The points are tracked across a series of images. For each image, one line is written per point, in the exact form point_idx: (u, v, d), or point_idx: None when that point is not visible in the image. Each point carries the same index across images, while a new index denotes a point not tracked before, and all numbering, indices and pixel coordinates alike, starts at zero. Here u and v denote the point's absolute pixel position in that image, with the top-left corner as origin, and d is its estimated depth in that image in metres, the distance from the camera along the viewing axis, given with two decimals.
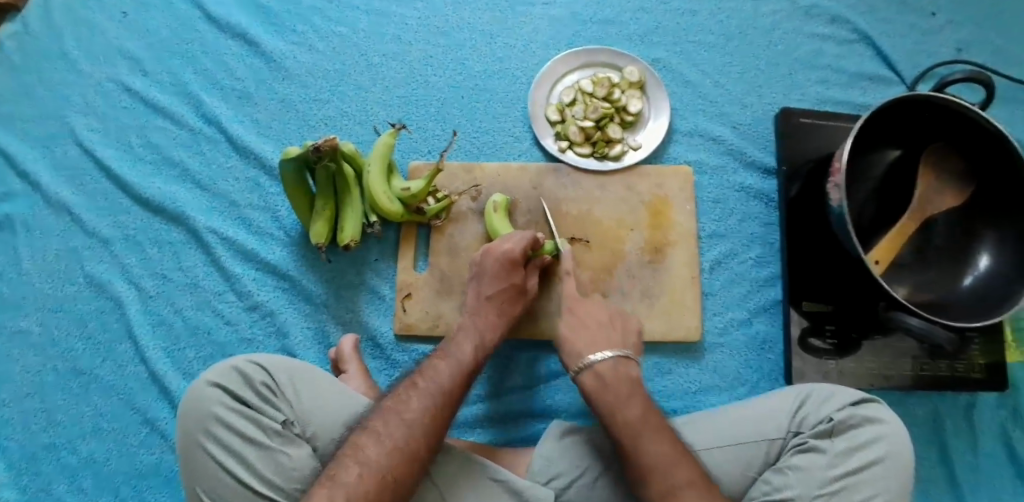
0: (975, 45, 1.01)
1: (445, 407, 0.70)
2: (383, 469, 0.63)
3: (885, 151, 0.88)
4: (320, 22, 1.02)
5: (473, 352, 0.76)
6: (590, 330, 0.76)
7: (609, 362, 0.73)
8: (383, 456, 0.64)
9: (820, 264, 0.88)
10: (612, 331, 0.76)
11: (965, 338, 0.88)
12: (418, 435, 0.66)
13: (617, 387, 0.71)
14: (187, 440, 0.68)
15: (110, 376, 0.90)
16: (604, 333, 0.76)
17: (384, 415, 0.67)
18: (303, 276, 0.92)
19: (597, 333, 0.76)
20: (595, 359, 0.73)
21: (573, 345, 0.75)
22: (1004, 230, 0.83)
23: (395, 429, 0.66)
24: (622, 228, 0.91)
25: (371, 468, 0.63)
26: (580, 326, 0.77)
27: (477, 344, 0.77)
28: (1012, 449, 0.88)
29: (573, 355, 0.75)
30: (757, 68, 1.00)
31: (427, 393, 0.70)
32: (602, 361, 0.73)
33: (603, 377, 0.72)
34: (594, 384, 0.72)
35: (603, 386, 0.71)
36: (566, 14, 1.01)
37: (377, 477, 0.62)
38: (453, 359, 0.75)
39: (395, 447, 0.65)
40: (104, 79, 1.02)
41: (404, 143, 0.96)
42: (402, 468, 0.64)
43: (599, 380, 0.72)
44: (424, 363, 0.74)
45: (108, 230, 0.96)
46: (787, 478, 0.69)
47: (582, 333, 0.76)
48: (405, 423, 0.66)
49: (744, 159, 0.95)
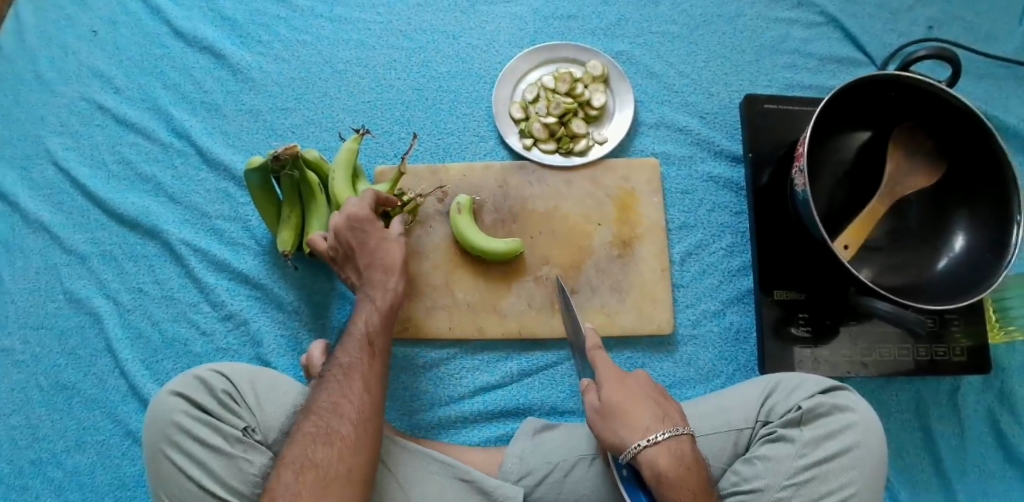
0: (945, 22, 0.99)
1: (365, 370, 0.70)
2: (332, 430, 0.64)
3: (854, 134, 0.86)
4: (286, 31, 1.02)
5: (378, 321, 0.76)
6: (648, 402, 0.65)
7: (682, 440, 0.63)
8: (321, 423, 0.65)
9: (790, 251, 0.87)
10: (669, 405, 0.66)
11: (945, 320, 0.85)
12: (354, 400, 0.67)
13: (697, 472, 0.62)
14: (150, 448, 0.69)
15: (90, 390, 0.90)
16: (663, 407, 0.65)
17: (320, 389, 0.68)
18: (274, 284, 0.92)
19: (659, 408, 0.65)
20: (665, 436, 0.62)
21: (635, 419, 0.63)
22: (979, 208, 0.81)
23: (325, 400, 0.67)
24: (590, 223, 0.90)
25: (321, 432, 0.64)
26: (630, 396, 0.65)
27: (379, 311, 0.76)
28: (1000, 432, 0.86)
29: (634, 431, 0.63)
30: (723, 57, 0.99)
31: (338, 364, 0.70)
32: (673, 438, 0.62)
33: (679, 456, 0.62)
34: (671, 465, 0.61)
35: (682, 468, 0.61)
36: (528, 11, 1.01)
37: (322, 442, 0.63)
38: (353, 336, 0.73)
39: (330, 412, 0.66)
40: (77, 98, 1.01)
41: (370, 147, 0.96)
42: (344, 423, 0.65)
43: (676, 461, 0.62)
44: (336, 344, 0.73)
45: (83, 247, 0.95)
46: (756, 468, 0.68)
47: (639, 402, 0.65)
48: (332, 391, 0.67)
49: (712, 148, 0.95)
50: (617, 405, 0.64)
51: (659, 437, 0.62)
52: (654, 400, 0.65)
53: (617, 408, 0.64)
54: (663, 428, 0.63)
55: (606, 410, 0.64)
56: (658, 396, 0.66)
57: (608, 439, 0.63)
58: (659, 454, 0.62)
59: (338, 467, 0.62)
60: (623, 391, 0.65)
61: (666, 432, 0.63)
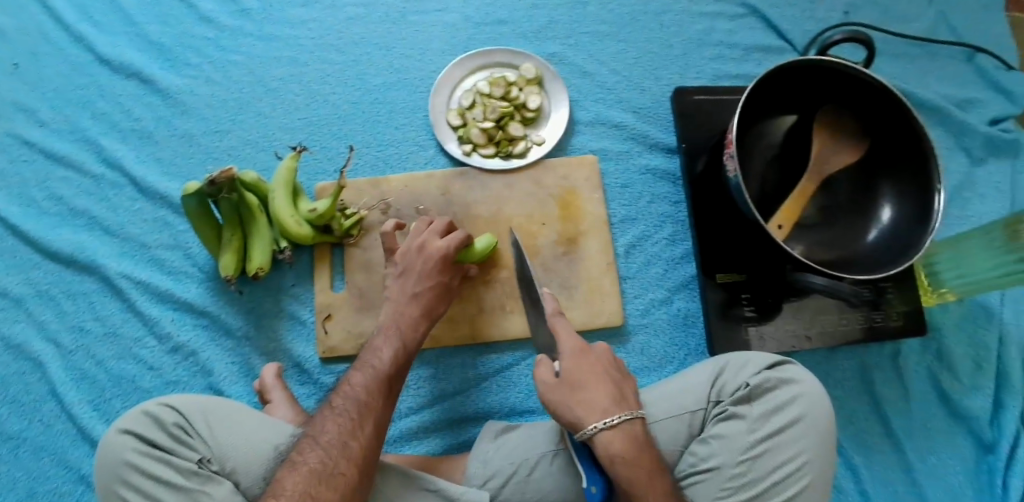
0: (859, 6, 1.04)
1: (378, 415, 0.71)
2: (336, 470, 0.65)
3: (781, 117, 0.89)
4: (216, 53, 1.01)
5: (392, 358, 0.75)
6: (603, 381, 0.66)
7: (636, 422, 0.64)
8: (329, 462, 0.65)
9: (729, 234, 0.89)
10: (625, 387, 0.67)
11: (879, 289, 0.89)
12: (363, 442, 0.68)
13: (648, 451, 0.64)
14: (107, 488, 0.68)
15: (36, 437, 0.87)
16: (620, 389, 0.66)
17: (328, 424, 0.69)
18: (221, 310, 0.91)
19: (616, 390, 0.66)
20: (620, 419, 0.63)
21: (592, 399, 0.64)
22: (901, 180, 0.85)
23: (335, 437, 0.67)
24: (535, 223, 0.91)
25: (325, 471, 0.65)
26: (589, 370, 0.66)
27: (391, 348, 0.76)
28: (942, 390, 0.90)
29: (591, 412, 0.63)
30: (652, 52, 1.02)
31: (353, 399, 0.71)
32: (628, 422, 0.64)
33: (632, 438, 0.63)
34: (624, 447, 0.62)
35: (634, 448, 0.63)
36: (459, 18, 1.02)
37: (326, 482, 0.64)
38: (368, 369, 0.74)
39: (339, 451, 0.66)
40: (0, 134, 0.98)
41: (308, 164, 0.96)
42: (349, 465, 0.66)
43: (628, 441, 0.63)
44: (347, 379, 0.73)
45: (19, 289, 0.92)
46: (712, 447, 0.70)
47: (596, 381, 0.65)
48: (343, 430, 0.68)
49: (648, 141, 0.97)
50: (574, 380, 0.65)
51: (615, 420, 0.63)
52: (613, 379, 0.66)
53: (575, 383, 0.64)
54: (620, 412, 0.64)
55: (567, 382, 0.65)
56: (616, 377, 0.67)
57: (563, 416, 0.64)
58: (613, 438, 0.62)
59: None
60: (584, 368, 0.66)
61: (622, 415, 0.63)
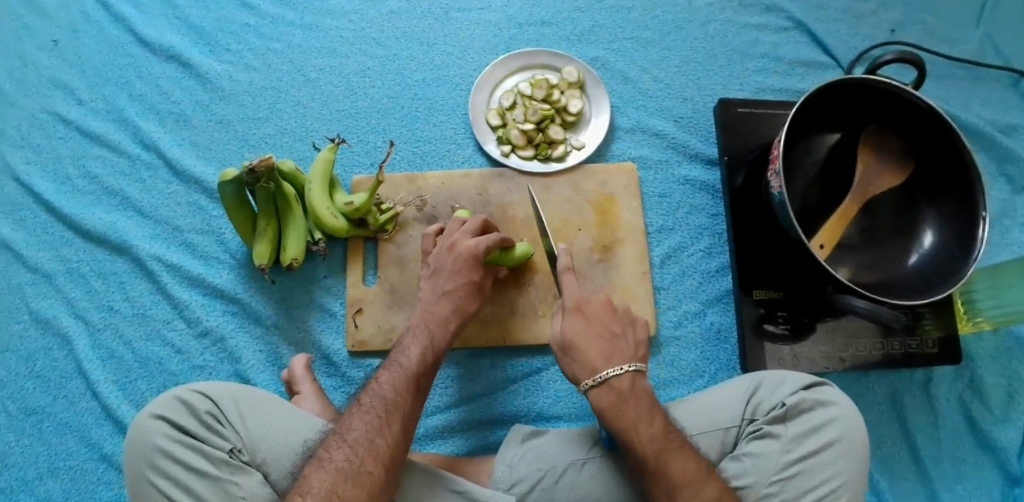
0: (907, 25, 1.03)
1: (405, 414, 0.69)
2: (363, 468, 0.64)
3: (825, 135, 0.88)
4: (256, 39, 1.00)
5: (420, 358, 0.74)
6: (598, 339, 0.72)
7: (626, 377, 0.70)
8: (355, 460, 0.64)
9: (767, 251, 0.88)
10: (620, 341, 0.73)
11: (916, 314, 0.88)
12: (390, 441, 0.67)
13: (636, 403, 0.69)
14: (134, 474, 0.67)
15: (61, 414, 0.87)
16: (614, 344, 0.72)
17: (355, 422, 0.67)
18: (252, 298, 0.90)
19: (609, 345, 0.72)
20: (609, 374, 0.70)
21: (586, 357, 0.71)
22: (945, 206, 0.84)
23: (362, 435, 0.66)
24: (570, 228, 0.91)
25: (352, 470, 0.63)
26: (586, 331, 0.72)
27: (419, 347, 0.76)
28: (973, 420, 0.89)
29: (584, 369, 0.71)
30: (695, 61, 1.01)
31: (380, 397, 0.69)
32: (618, 377, 0.70)
33: (621, 393, 0.69)
34: (610, 402, 0.69)
35: (621, 402, 0.69)
36: (502, 18, 1.01)
37: (352, 481, 0.63)
38: (396, 367, 0.73)
39: (366, 450, 0.65)
40: (39, 110, 0.98)
41: (345, 157, 0.95)
42: (377, 464, 0.65)
43: (616, 395, 0.69)
44: (375, 377, 0.72)
45: (50, 265, 0.92)
46: (744, 465, 0.69)
47: (591, 340, 0.72)
48: (371, 427, 0.67)
49: (687, 152, 0.96)
50: (571, 341, 0.72)
51: (604, 376, 0.70)
52: (606, 336, 0.72)
53: (573, 342, 0.72)
54: (610, 367, 0.70)
55: (566, 344, 0.72)
56: (613, 331, 0.73)
57: (567, 371, 0.72)
58: (601, 393, 0.70)
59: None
60: (581, 329, 0.72)
61: (612, 370, 0.70)
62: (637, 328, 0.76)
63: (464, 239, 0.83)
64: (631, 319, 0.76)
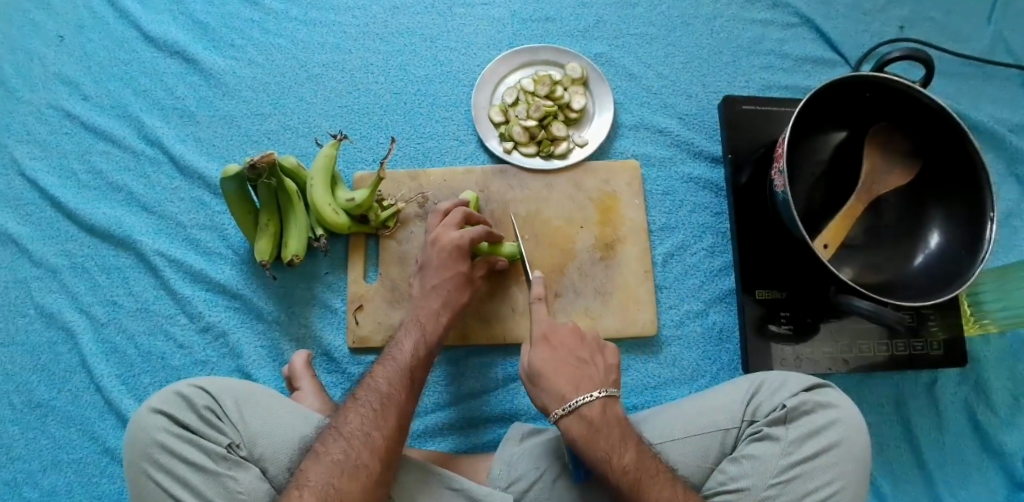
0: (916, 22, 1.01)
1: (401, 406, 0.69)
2: (359, 462, 0.64)
3: (831, 133, 0.87)
4: (260, 35, 1.00)
5: (416, 353, 0.74)
6: (567, 367, 0.71)
7: (596, 405, 0.68)
8: (352, 452, 0.64)
9: (770, 249, 0.87)
10: (590, 367, 0.72)
11: (922, 315, 0.87)
12: (386, 434, 0.67)
13: (608, 432, 0.67)
14: (132, 468, 0.67)
15: (65, 407, 0.88)
16: (583, 370, 0.71)
17: (351, 415, 0.68)
18: (254, 294, 0.91)
19: (578, 373, 0.71)
20: (580, 403, 0.68)
21: (554, 386, 0.69)
22: (952, 206, 0.83)
23: (358, 428, 0.66)
24: (572, 226, 0.90)
25: (349, 462, 0.64)
26: (555, 358, 0.71)
27: (415, 342, 0.76)
28: (977, 422, 0.88)
29: (553, 399, 0.69)
30: (700, 58, 1.00)
31: (375, 391, 0.70)
32: (588, 405, 0.68)
33: (593, 423, 0.68)
34: (582, 432, 0.67)
35: (593, 432, 0.67)
36: (506, 13, 1.01)
37: (349, 474, 0.63)
38: (391, 362, 0.73)
39: (363, 443, 0.65)
40: (44, 105, 0.99)
41: (348, 153, 0.95)
42: (373, 456, 0.65)
43: (588, 425, 0.67)
44: (368, 372, 0.73)
45: (55, 259, 0.93)
46: (743, 467, 0.68)
47: (559, 368, 0.71)
48: (366, 421, 0.67)
49: (692, 149, 0.95)
50: (540, 368, 0.71)
51: (574, 405, 0.68)
52: (575, 361, 0.72)
53: (541, 370, 0.70)
54: (580, 395, 0.69)
55: (535, 372, 0.71)
56: (581, 358, 0.72)
57: (536, 401, 0.71)
58: (572, 423, 0.68)
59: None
60: (550, 358, 0.71)
61: (582, 398, 0.68)
62: (606, 353, 0.75)
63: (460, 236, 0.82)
64: (599, 344, 0.75)
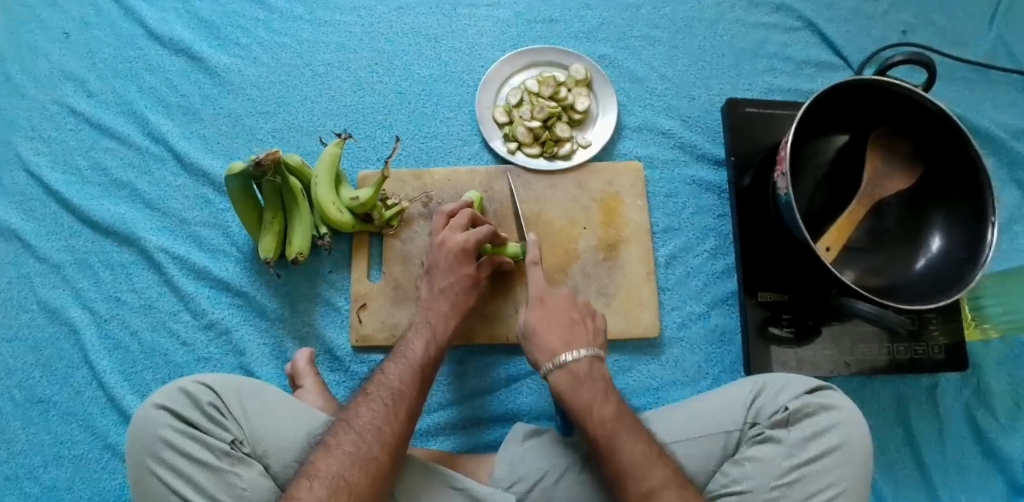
0: (918, 27, 1.02)
1: (410, 403, 0.70)
2: (369, 454, 0.64)
3: (834, 136, 0.87)
4: (265, 34, 1.01)
5: (425, 352, 0.75)
6: (558, 326, 0.74)
7: (584, 361, 0.71)
8: (362, 445, 0.64)
9: (773, 252, 0.88)
10: (580, 326, 0.75)
11: (923, 319, 0.87)
12: (396, 429, 0.67)
13: (592, 385, 0.70)
14: (135, 465, 0.67)
15: (67, 403, 0.88)
16: (573, 329, 0.74)
17: (363, 409, 0.68)
18: (258, 292, 0.91)
19: (569, 332, 0.74)
20: (568, 357, 0.71)
21: (545, 342, 0.73)
22: (954, 211, 0.83)
23: (369, 422, 0.66)
24: (576, 227, 0.90)
25: (359, 455, 0.64)
26: (546, 318, 0.75)
27: (425, 341, 0.76)
28: (977, 426, 0.88)
29: (544, 354, 0.72)
30: (704, 61, 1.00)
31: (387, 387, 0.70)
32: (577, 361, 0.71)
33: (578, 376, 0.70)
34: (569, 385, 0.70)
35: (577, 384, 0.70)
36: (510, 14, 1.01)
37: (360, 466, 0.63)
38: (402, 359, 0.74)
39: (373, 437, 0.65)
40: (49, 102, 0.99)
41: (352, 152, 0.95)
42: (382, 450, 0.65)
43: (573, 377, 0.70)
44: (379, 367, 0.73)
45: (58, 255, 0.93)
46: (745, 469, 0.69)
47: (550, 327, 0.74)
48: (377, 415, 0.67)
49: (695, 152, 0.96)
50: (532, 327, 0.74)
51: (564, 359, 0.71)
52: (567, 322, 0.75)
53: (534, 329, 0.74)
54: (569, 350, 0.72)
55: (528, 330, 0.74)
56: (572, 318, 0.75)
57: (529, 356, 0.74)
58: (560, 376, 0.71)
59: (368, 494, 0.62)
60: (544, 318, 0.75)
61: (571, 354, 0.71)
62: (597, 317, 0.78)
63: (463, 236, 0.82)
64: (591, 309, 0.78)
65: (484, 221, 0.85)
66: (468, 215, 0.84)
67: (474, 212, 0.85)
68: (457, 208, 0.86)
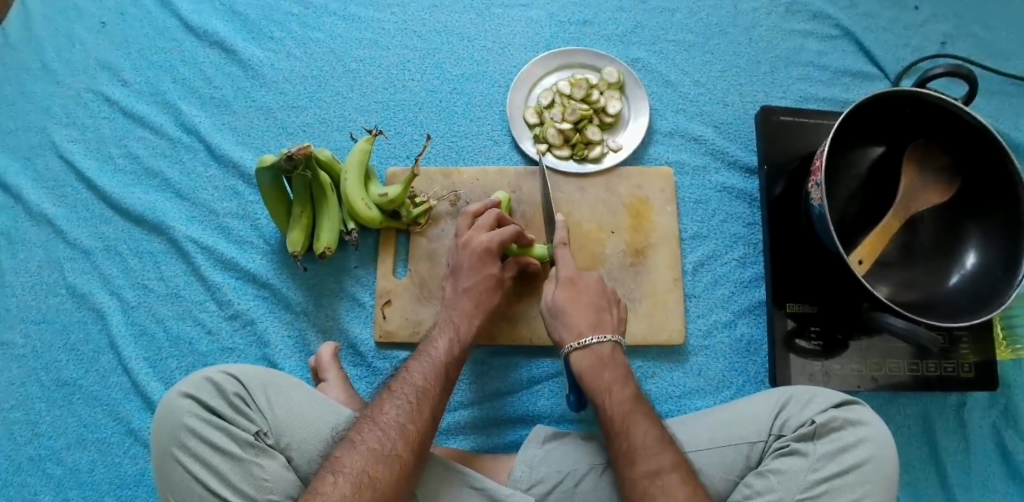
0: (959, 38, 1.00)
1: (434, 401, 0.70)
2: (392, 450, 0.64)
3: (868, 148, 0.86)
4: (299, 29, 1.01)
5: (447, 351, 0.75)
6: (585, 308, 0.75)
7: (608, 344, 0.73)
8: (386, 442, 0.64)
9: (804, 264, 0.87)
10: (607, 314, 0.76)
11: (954, 337, 0.86)
12: (420, 427, 0.67)
13: (614, 368, 0.71)
14: (159, 452, 0.68)
15: (92, 387, 0.89)
16: (599, 315, 0.75)
17: (388, 406, 0.68)
18: (283, 284, 0.91)
19: (596, 316, 0.75)
20: (594, 340, 0.73)
21: (573, 322, 0.74)
22: (991, 227, 0.81)
23: (393, 419, 0.66)
24: (603, 230, 0.90)
25: (384, 451, 0.64)
26: (576, 300, 0.76)
27: (449, 341, 0.76)
28: (1005, 448, 0.86)
29: (570, 333, 0.74)
30: (738, 67, 0.99)
31: (411, 385, 0.70)
32: (600, 343, 0.73)
33: (602, 358, 0.72)
34: (591, 365, 0.72)
35: (600, 366, 0.71)
36: (544, 15, 1.01)
37: (384, 462, 0.63)
38: (426, 358, 0.73)
39: (397, 434, 0.65)
40: (84, 89, 1.00)
41: (382, 148, 0.95)
42: (406, 447, 0.65)
43: (597, 359, 0.72)
44: (402, 364, 0.73)
45: (89, 241, 0.94)
46: (769, 482, 0.68)
47: (580, 309, 0.75)
48: (401, 412, 0.67)
49: (726, 159, 0.95)
50: (561, 307, 0.75)
51: (588, 341, 0.72)
52: (595, 308, 0.76)
53: (562, 309, 0.75)
54: (594, 334, 0.73)
55: (556, 310, 0.76)
56: (600, 304, 0.76)
57: (553, 335, 0.75)
58: (582, 356, 0.72)
59: (391, 491, 0.62)
60: (572, 299, 0.76)
61: (596, 337, 0.73)
62: (621, 308, 0.79)
63: (490, 235, 0.82)
64: (616, 299, 0.79)
65: (511, 221, 0.85)
66: (496, 215, 0.83)
67: (501, 212, 0.85)
68: (484, 207, 0.85)
